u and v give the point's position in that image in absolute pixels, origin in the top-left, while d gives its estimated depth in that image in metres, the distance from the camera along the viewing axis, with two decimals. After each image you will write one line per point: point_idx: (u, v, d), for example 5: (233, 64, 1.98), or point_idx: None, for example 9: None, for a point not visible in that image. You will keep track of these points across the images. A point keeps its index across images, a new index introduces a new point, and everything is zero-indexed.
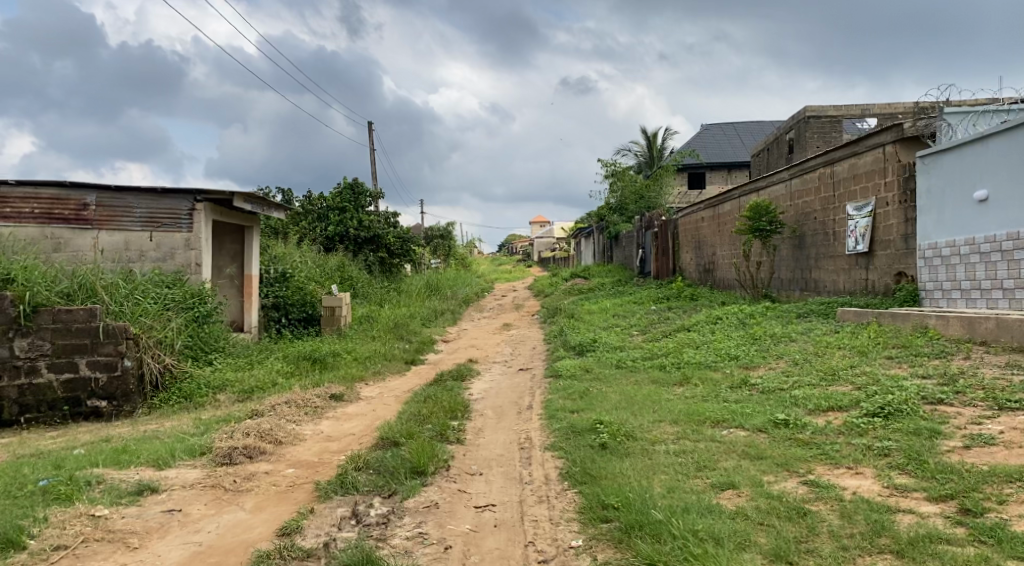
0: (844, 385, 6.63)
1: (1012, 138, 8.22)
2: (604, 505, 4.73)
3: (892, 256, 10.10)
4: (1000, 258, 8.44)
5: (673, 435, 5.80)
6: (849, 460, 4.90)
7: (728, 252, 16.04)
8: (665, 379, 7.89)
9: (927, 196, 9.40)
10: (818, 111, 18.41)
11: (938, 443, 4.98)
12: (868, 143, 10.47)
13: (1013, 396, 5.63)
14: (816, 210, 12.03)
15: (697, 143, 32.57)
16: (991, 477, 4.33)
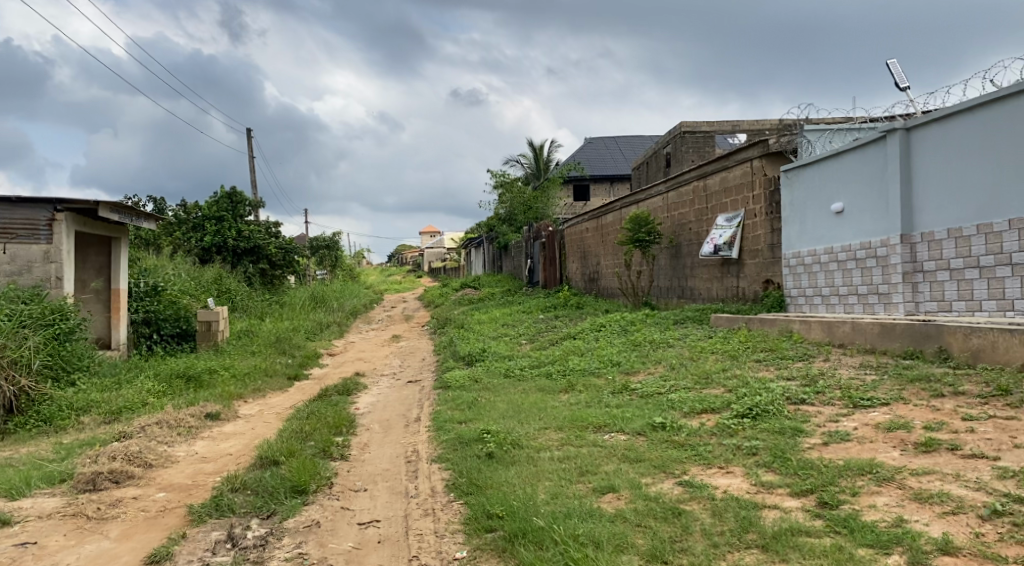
0: (716, 388, 6.94)
1: (861, 155, 8.82)
2: (489, 515, 4.75)
3: (760, 265, 10.74)
4: (853, 266, 9.04)
5: (557, 442, 5.91)
6: (721, 460, 5.13)
7: (611, 261, 16.51)
8: (550, 386, 8.01)
9: (791, 208, 10.05)
10: (693, 126, 19.19)
11: (800, 441, 5.28)
12: (737, 157, 11.07)
13: (866, 395, 6.03)
14: (691, 220, 12.59)
15: (581, 156, 33.42)
16: (846, 472, 4.57)
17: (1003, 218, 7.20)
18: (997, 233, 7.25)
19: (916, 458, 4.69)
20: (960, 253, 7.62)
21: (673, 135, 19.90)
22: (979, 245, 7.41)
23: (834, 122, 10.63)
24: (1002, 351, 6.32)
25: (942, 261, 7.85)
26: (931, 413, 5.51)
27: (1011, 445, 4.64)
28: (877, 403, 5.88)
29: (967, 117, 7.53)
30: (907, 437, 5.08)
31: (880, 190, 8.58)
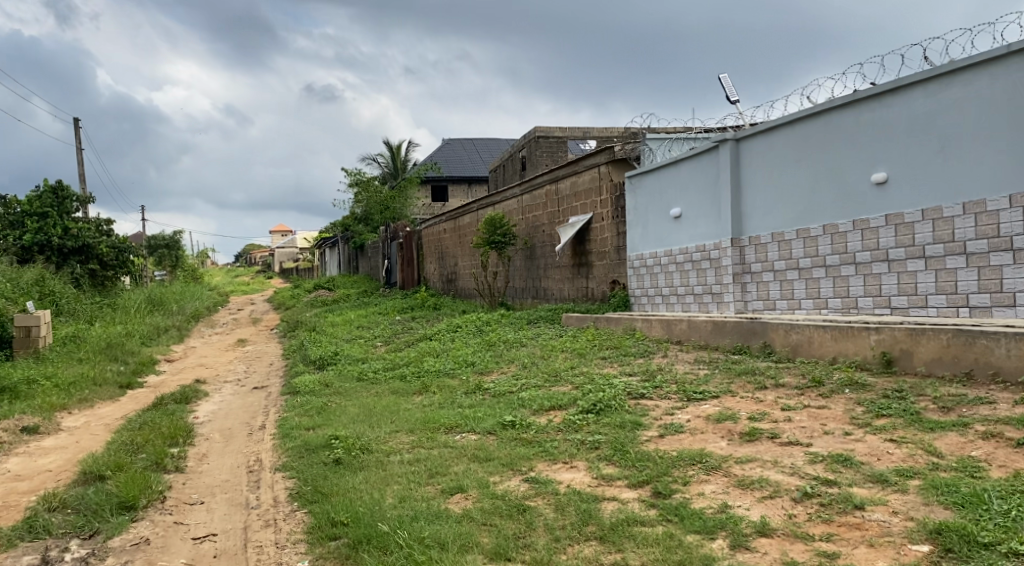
0: (565, 385, 7.13)
1: (697, 164, 9.34)
2: (333, 523, 4.64)
3: (608, 266, 11.17)
4: (690, 267, 9.55)
5: (408, 445, 5.87)
6: (566, 455, 5.25)
7: (467, 263, 16.63)
8: (404, 388, 7.95)
9: (635, 212, 10.51)
10: (547, 131, 19.61)
11: (639, 434, 5.51)
12: (586, 163, 11.45)
13: (699, 388, 6.39)
14: (543, 223, 12.89)
15: (438, 157, 33.42)
16: (678, 462, 4.80)
17: (818, 224, 7.82)
18: (813, 237, 7.87)
19: (741, 446, 5.01)
20: (782, 255, 8.23)
21: (528, 138, 20.26)
22: (799, 249, 8.03)
23: (673, 132, 11.24)
24: (816, 345, 6.87)
25: (767, 263, 8.44)
26: (755, 404, 5.91)
27: (821, 432, 5.05)
28: (708, 396, 6.23)
29: (789, 130, 8.12)
30: (734, 427, 5.42)
31: (713, 196, 9.11)
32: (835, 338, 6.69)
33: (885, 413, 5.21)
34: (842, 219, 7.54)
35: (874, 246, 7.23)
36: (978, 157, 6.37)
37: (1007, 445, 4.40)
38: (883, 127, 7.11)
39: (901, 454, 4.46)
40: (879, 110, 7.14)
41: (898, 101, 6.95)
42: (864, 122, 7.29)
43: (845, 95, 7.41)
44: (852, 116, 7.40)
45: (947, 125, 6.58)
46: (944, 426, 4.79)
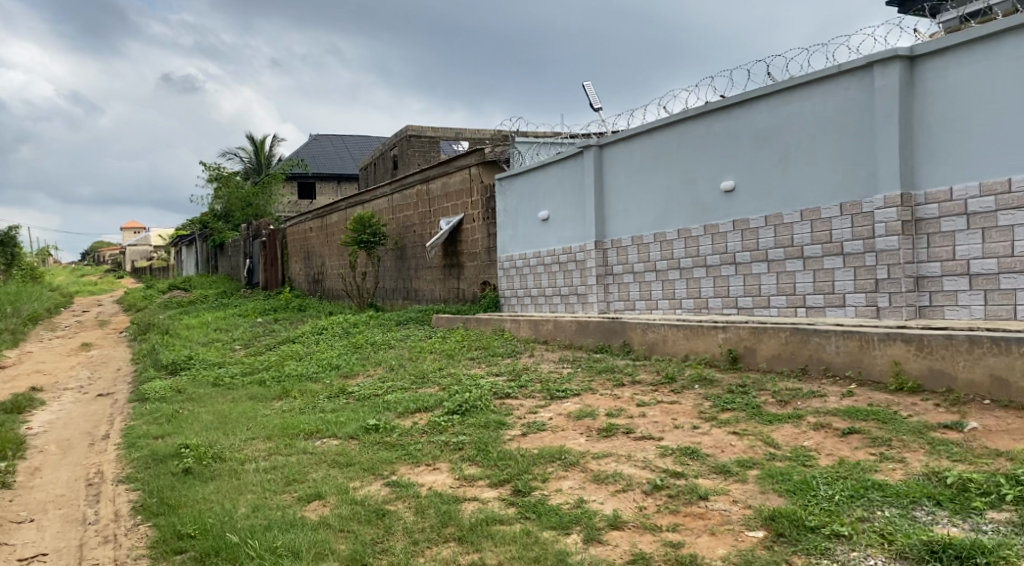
0: (431, 387, 7.10)
1: (563, 168, 9.58)
2: (179, 536, 4.41)
3: (479, 267, 11.25)
4: (557, 269, 9.76)
5: (265, 452, 5.67)
6: (429, 458, 5.21)
7: (335, 263, 16.29)
8: (263, 394, 7.67)
9: (504, 214, 10.66)
10: (419, 130, 19.52)
11: (502, 433, 5.56)
12: (456, 164, 11.48)
13: (562, 387, 6.53)
14: (414, 223, 12.81)
15: (305, 153, 32.53)
16: (538, 460, 4.85)
17: (674, 228, 8.18)
18: (669, 240, 8.22)
19: (599, 442, 5.16)
20: (641, 258, 8.56)
21: (399, 137, 20.08)
22: (657, 252, 8.37)
23: (543, 136, 11.45)
24: (671, 344, 7.19)
25: (627, 265, 8.75)
26: (614, 400, 6.10)
27: (672, 426, 5.29)
28: (570, 394, 6.37)
29: (646, 138, 8.46)
30: (592, 423, 5.57)
31: (578, 200, 9.36)
32: (688, 336, 7.02)
33: (730, 407, 5.51)
34: (696, 224, 7.93)
35: (723, 250, 7.63)
36: (812, 168, 6.83)
37: (834, 434, 4.76)
38: (732, 139, 7.53)
39: (742, 445, 4.73)
40: (728, 122, 7.55)
41: (745, 114, 7.38)
42: (714, 133, 7.70)
43: (697, 107, 7.79)
44: (704, 127, 7.80)
45: (786, 138, 7.03)
46: (781, 419, 5.13)
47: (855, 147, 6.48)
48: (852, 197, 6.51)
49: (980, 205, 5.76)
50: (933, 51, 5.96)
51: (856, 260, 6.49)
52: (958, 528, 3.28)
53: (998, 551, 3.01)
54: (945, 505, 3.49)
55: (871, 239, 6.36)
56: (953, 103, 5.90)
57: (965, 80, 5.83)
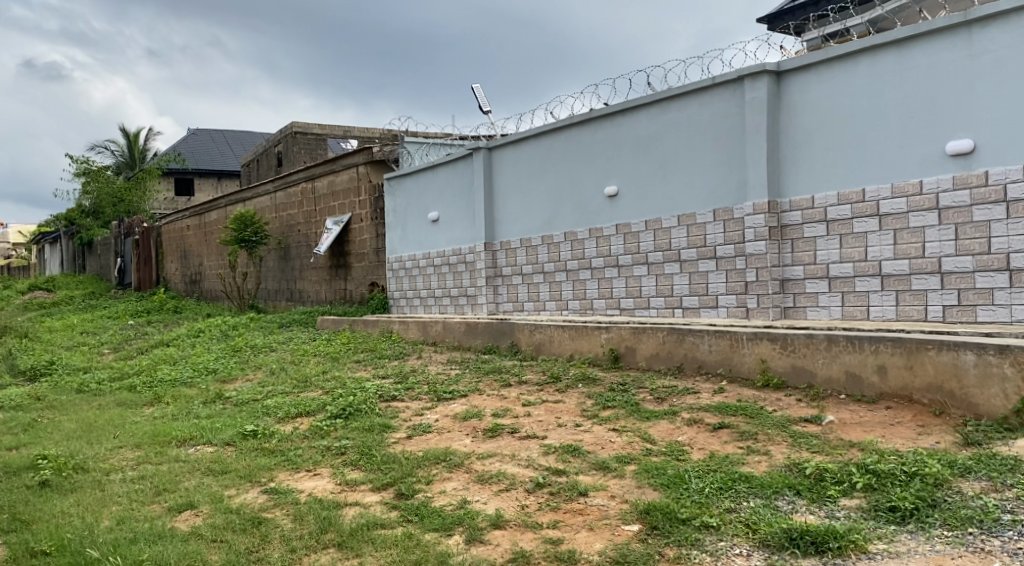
0: (314, 391, 6.95)
1: (453, 170, 9.59)
2: (33, 553, 4.13)
3: (366, 268, 11.10)
4: (446, 270, 9.75)
5: (132, 461, 5.39)
6: (309, 464, 5.10)
7: (215, 263, 15.68)
8: (133, 400, 7.28)
9: (393, 214, 10.58)
10: (305, 127, 19.06)
11: (386, 436, 5.50)
12: (343, 162, 11.29)
13: (448, 389, 6.53)
14: (299, 222, 12.49)
15: (183, 148, 31.15)
16: (423, 462, 4.83)
17: (560, 231, 8.33)
18: (557, 243, 8.37)
19: (484, 443, 5.19)
20: (529, 260, 8.68)
21: (284, 134, 19.53)
22: (544, 254, 8.50)
23: (432, 137, 11.44)
24: (556, 344, 7.32)
25: (516, 266, 8.85)
26: (500, 401, 6.16)
27: (555, 425, 5.39)
28: (457, 396, 6.38)
29: (534, 142, 8.59)
30: (478, 424, 5.59)
31: (467, 201, 9.40)
32: (573, 337, 7.17)
33: (611, 405, 5.68)
34: (581, 227, 8.11)
35: (607, 252, 7.84)
36: (689, 175, 7.11)
37: (706, 429, 4.98)
38: (615, 145, 7.74)
39: (621, 442, 4.88)
40: (611, 129, 7.76)
41: (627, 121, 7.60)
42: (598, 139, 7.90)
43: (582, 113, 7.97)
44: (589, 132, 7.99)
45: (665, 145, 7.29)
46: (658, 415, 5.32)
47: (729, 156, 6.78)
48: (725, 203, 6.81)
49: (838, 213, 6.16)
50: (798, 67, 6.34)
51: (728, 264, 6.80)
52: (814, 516, 3.49)
53: (849, 535, 3.21)
54: (803, 494, 3.71)
55: (742, 243, 6.69)
56: (817, 117, 6.28)
57: (826, 96, 6.22)
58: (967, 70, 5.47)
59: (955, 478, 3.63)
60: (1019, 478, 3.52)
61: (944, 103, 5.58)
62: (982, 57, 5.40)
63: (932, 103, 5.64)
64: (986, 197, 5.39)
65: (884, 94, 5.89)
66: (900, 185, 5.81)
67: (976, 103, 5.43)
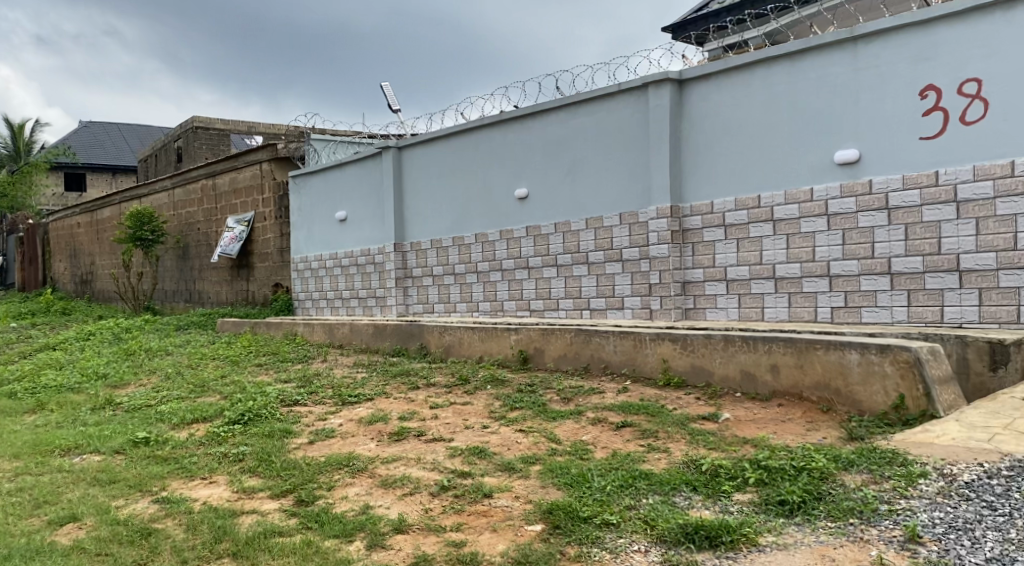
0: (211, 395, 6.72)
1: (361, 169, 9.45)
2: None
3: (270, 268, 10.83)
4: (354, 271, 9.60)
5: (10, 473, 5.08)
6: (205, 471, 4.92)
7: (107, 262, 14.96)
8: (12, 408, 6.86)
9: (299, 213, 10.36)
10: (207, 122, 18.42)
11: (287, 441, 5.36)
12: (246, 159, 10.97)
13: (353, 392, 6.42)
14: (198, 220, 12.06)
15: (75, 141, 29.61)
16: (325, 467, 4.74)
17: (471, 233, 8.33)
18: (467, 244, 8.36)
19: (388, 446, 5.13)
20: (440, 261, 8.64)
21: (184, 129, 18.82)
22: (454, 255, 8.48)
23: (339, 135, 11.25)
24: (465, 346, 7.31)
25: (426, 268, 8.80)
26: (406, 404, 6.10)
27: (462, 427, 5.38)
28: (362, 399, 6.29)
29: (444, 143, 8.56)
30: (383, 428, 5.52)
31: (375, 201, 9.28)
32: (482, 338, 7.18)
33: (518, 406, 5.70)
34: (491, 229, 8.14)
35: (517, 254, 7.89)
36: (596, 179, 7.23)
37: (610, 428, 5.07)
38: (525, 147, 7.80)
39: (527, 442, 4.91)
40: (521, 131, 7.82)
41: (537, 124, 7.67)
42: (508, 141, 7.95)
43: (492, 115, 8.00)
44: (499, 134, 8.02)
45: (573, 149, 7.39)
46: (564, 415, 5.39)
47: (634, 161, 6.93)
48: (632, 207, 6.96)
49: (735, 218, 6.39)
50: (700, 76, 6.53)
51: (634, 266, 6.95)
52: (710, 511, 3.60)
53: (741, 529, 3.32)
54: (699, 490, 3.83)
55: (647, 246, 6.85)
56: (717, 125, 6.49)
57: (725, 105, 6.44)
58: (853, 83, 5.76)
59: (839, 471, 3.81)
60: (896, 469, 3.73)
61: (834, 114, 5.86)
62: (866, 71, 5.69)
63: (822, 114, 5.92)
64: (870, 204, 5.68)
65: (778, 104, 6.14)
66: (792, 192, 6.07)
67: (861, 115, 5.73)
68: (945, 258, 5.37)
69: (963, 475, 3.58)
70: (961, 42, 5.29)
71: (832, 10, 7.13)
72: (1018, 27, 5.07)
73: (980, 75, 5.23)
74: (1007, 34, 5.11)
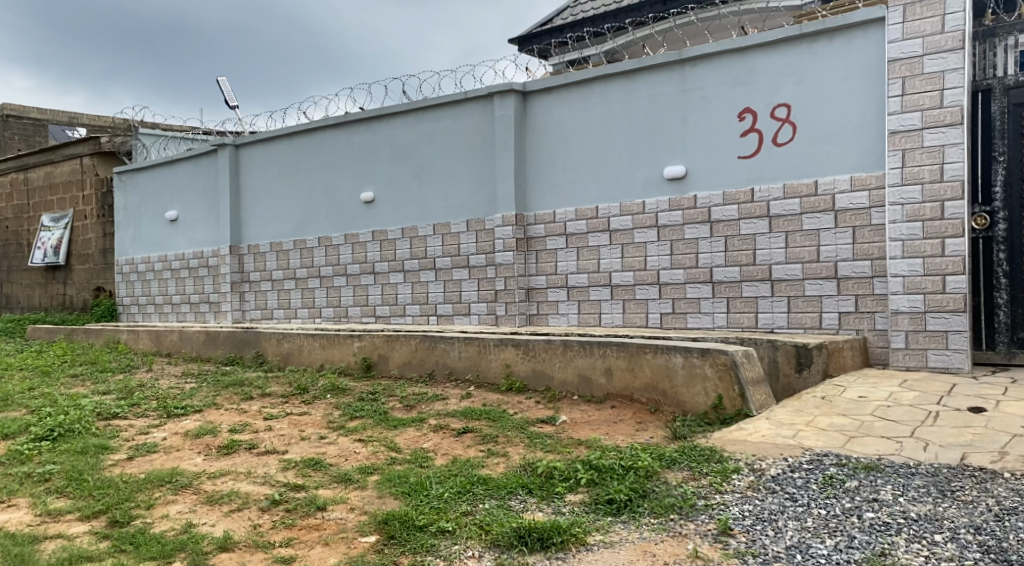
0: (16, 410, 6.13)
1: (194, 167, 8.98)
2: None
3: (90, 271, 10.07)
4: (186, 275, 9.09)
5: None
6: (3, 494, 4.48)
7: None
8: None
9: (124, 212, 9.70)
10: (20, 111, 16.85)
11: (102, 459, 4.98)
12: (64, 152, 10.15)
13: (180, 404, 6.07)
14: (7, 217, 11.02)
15: None
16: (144, 485, 4.45)
17: (313, 237, 8.11)
18: (309, 248, 8.14)
19: (217, 461, 4.89)
20: (279, 265, 8.35)
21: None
22: (295, 259, 8.23)
23: (171, 130, 10.65)
24: (305, 353, 7.11)
25: (265, 272, 8.48)
26: (238, 415, 5.84)
27: (298, 438, 5.22)
28: (190, 411, 5.96)
29: (285, 143, 8.29)
30: (212, 441, 5.26)
31: (210, 201, 8.84)
32: (323, 346, 7.01)
33: (358, 415, 5.61)
34: (334, 233, 7.96)
35: (361, 259, 7.77)
36: (442, 185, 7.25)
37: (450, 435, 5.09)
38: (370, 150, 7.70)
39: (365, 452, 4.84)
40: (366, 134, 7.71)
41: (382, 127, 7.60)
42: (352, 144, 7.82)
43: (336, 116, 7.84)
44: (343, 137, 7.87)
45: (419, 155, 7.38)
46: (404, 423, 5.35)
47: (479, 169, 7.01)
48: (477, 214, 7.03)
49: (576, 227, 6.60)
50: (542, 89, 6.71)
51: (478, 273, 7.03)
52: (542, 513, 3.69)
53: (571, 529, 3.42)
54: (534, 493, 3.92)
55: (492, 253, 6.94)
56: (557, 137, 6.69)
57: (566, 118, 6.64)
58: (682, 104, 6.11)
59: (662, 469, 4.02)
60: (713, 466, 3.99)
61: (665, 132, 6.19)
62: (692, 93, 6.06)
63: (654, 132, 6.24)
64: (696, 217, 6.05)
65: (614, 120, 6.41)
66: (627, 204, 6.35)
67: (689, 134, 6.09)
68: (759, 268, 5.80)
69: (771, 470, 3.88)
70: (774, 70, 5.74)
71: (663, 34, 7.55)
72: (821, 58, 5.55)
73: (790, 101, 5.69)
74: (812, 64, 5.59)
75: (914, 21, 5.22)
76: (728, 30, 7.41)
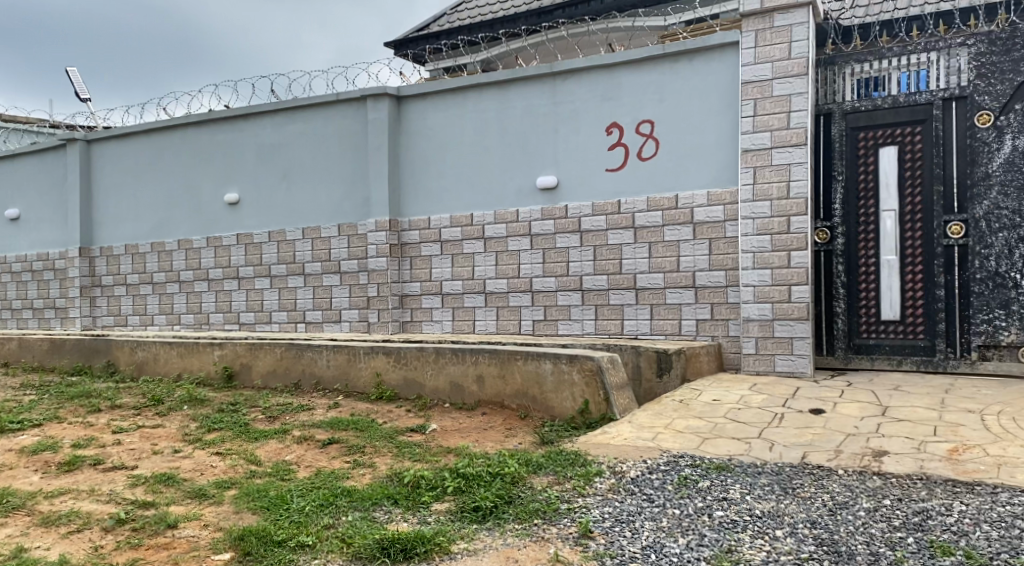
0: None
1: (38, 162, 8.36)
2: None
3: None
4: (29, 278, 8.43)
5: None
6: None
7: None
8: None
9: None
10: None
11: None
12: None
13: (16, 418, 5.61)
14: None
15: None
16: None
17: (173, 239, 7.72)
18: (168, 251, 7.73)
19: (57, 478, 4.55)
20: (135, 269, 7.89)
21: None
22: (153, 262, 7.80)
23: (13, 122, 9.86)
24: (161, 363, 6.75)
25: (118, 276, 7.99)
26: (83, 429, 5.46)
27: (149, 452, 4.94)
28: (28, 426, 5.52)
29: (142, 140, 7.86)
30: (52, 457, 4.89)
31: (57, 199, 8.26)
32: (181, 354, 6.68)
33: (217, 427, 5.37)
34: (195, 236, 7.61)
35: (225, 264, 7.46)
36: (311, 189, 7.08)
37: (315, 446, 4.96)
38: (234, 150, 7.42)
39: (223, 466, 4.64)
40: (230, 133, 7.42)
41: (248, 127, 7.34)
42: (216, 143, 7.50)
43: (198, 114, 7.51)
44: (206, 136, 7.55)
45: (287, 156, 7.17)
46: (267, 435, 5.17)
47: (351, 174, 6.90)
48: (348, 219, 6.91)
49: (449, 234, 6.59)
50: (416, 95, 6.69)
51: (349, 279, 6.90)
52: (407, 523, 3.65)
53: (435, 539, 3.40)
54: (399, 503, 3.87)
55: (364, 259, 6.83)
56: (429, 143, 6.68)
57: (439, 124, 6.64)
58: (552, 115, 6.24)
59: (528, 475, 4.07)
60: (576, 470, 4.08)
61: (536, 142, 6.30)
62: (562, 105, 6.20)
63: (525, 142, 6.33)
64: (566, 227, 6.18)
65: (487, 129, 6.47)
66: (501, 213, 6.41)
67: (559, 145, 6.22)
68: (625, 277, 6.00)
69: (631, 472, 4.01)
70: (638, 87, 5.96)
71: (535, 47, 7.69)
72: (682, 78, 5.81)
73: (653, 117, 5.92)
74: (674, 83, 5.84)
75: (765, 47, 5.53)
76: (597, 45, 7.64)
